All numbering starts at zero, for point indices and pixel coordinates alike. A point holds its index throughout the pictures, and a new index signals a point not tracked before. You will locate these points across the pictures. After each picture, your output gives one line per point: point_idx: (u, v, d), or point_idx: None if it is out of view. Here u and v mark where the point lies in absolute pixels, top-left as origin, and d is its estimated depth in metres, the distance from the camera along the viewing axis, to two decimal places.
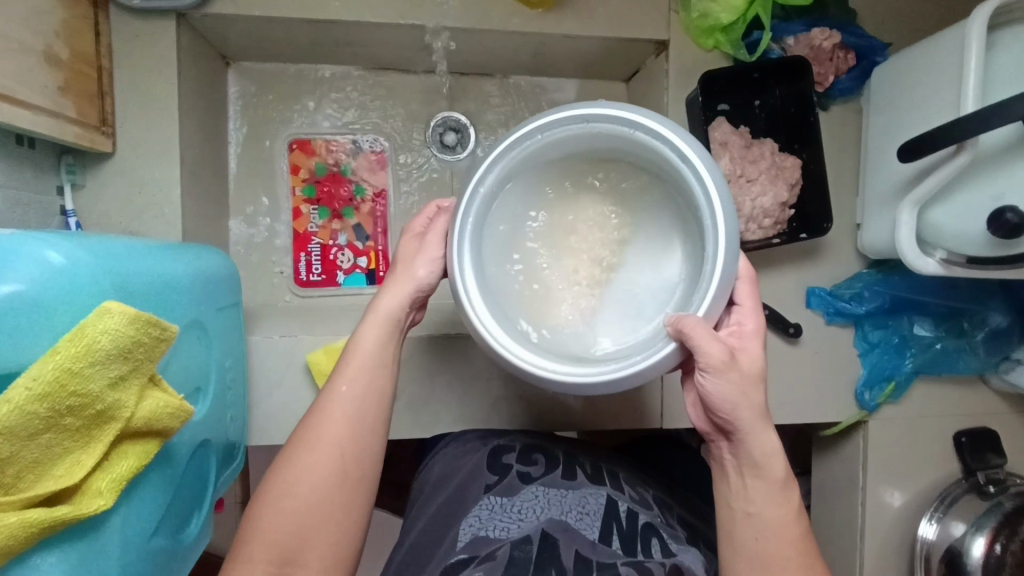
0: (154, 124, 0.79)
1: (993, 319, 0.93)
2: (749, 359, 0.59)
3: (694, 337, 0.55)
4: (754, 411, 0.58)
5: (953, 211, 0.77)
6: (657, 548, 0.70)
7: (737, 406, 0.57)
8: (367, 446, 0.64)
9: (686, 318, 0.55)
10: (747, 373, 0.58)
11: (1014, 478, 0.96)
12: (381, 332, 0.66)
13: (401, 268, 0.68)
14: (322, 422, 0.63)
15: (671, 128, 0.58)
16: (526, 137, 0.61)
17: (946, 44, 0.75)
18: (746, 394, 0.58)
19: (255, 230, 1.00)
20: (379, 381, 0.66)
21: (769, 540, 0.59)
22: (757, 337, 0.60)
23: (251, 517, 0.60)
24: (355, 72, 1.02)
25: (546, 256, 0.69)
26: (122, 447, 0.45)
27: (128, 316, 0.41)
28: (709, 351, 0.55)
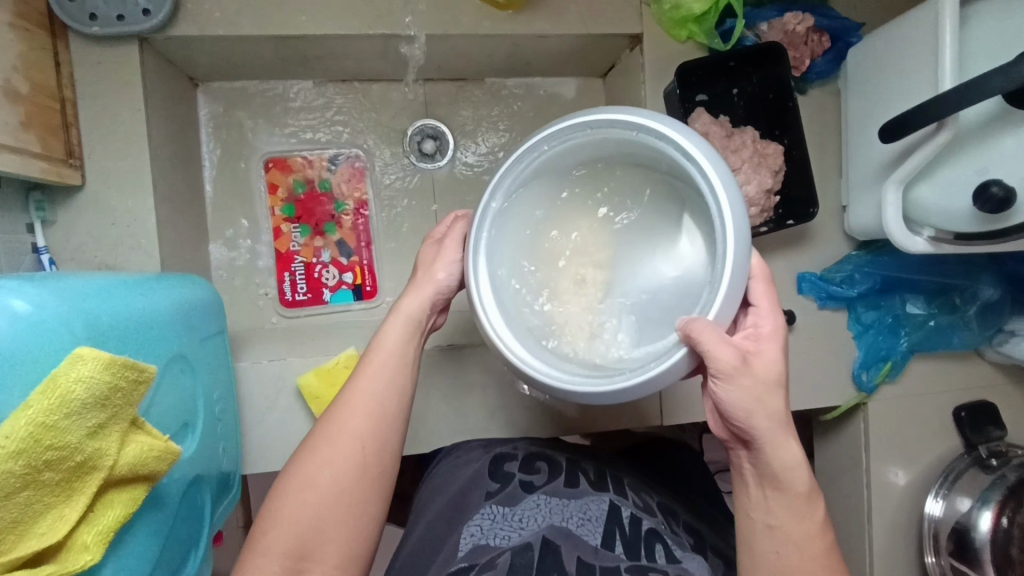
0: (122, 153, 0.77)
1: (984, 293, 0.93)
2: (764, 363, 0.58)
3: (704, 342, 0.55)
4: (770, 418, 0.58)
5: (936, 190, 0.77)
6: (660, 555, 0.70)
7: (751, 413, 0.57)
8: (386, 443, 0.67)
9: (695, 322, 0.55)
10: (762, 378, 0.58)
11: (1016, 448, 0.96)
12: (403, 330, 0.71)
13: (422, 270, 0.74)
14: (344, 418, 0.66)
15: (674, 128, 0.58)
16: (532, 148, 0.63)
17: (921, 20, 0.75)
18: (760, 399, 0.58)
19: (237, 253, 0.98)
20: (401, 377, 0.69)
21: (792, 553, 0.59)
22: (771, 340, 0.60)
23: (271, 506, 0.64)
24: (327, 85, 1.00)
25: (563, 264, 0.71)
26: (107, 497, 0.43)
27: (102, 362, 0.39)
28: (719, 355, 0.55)
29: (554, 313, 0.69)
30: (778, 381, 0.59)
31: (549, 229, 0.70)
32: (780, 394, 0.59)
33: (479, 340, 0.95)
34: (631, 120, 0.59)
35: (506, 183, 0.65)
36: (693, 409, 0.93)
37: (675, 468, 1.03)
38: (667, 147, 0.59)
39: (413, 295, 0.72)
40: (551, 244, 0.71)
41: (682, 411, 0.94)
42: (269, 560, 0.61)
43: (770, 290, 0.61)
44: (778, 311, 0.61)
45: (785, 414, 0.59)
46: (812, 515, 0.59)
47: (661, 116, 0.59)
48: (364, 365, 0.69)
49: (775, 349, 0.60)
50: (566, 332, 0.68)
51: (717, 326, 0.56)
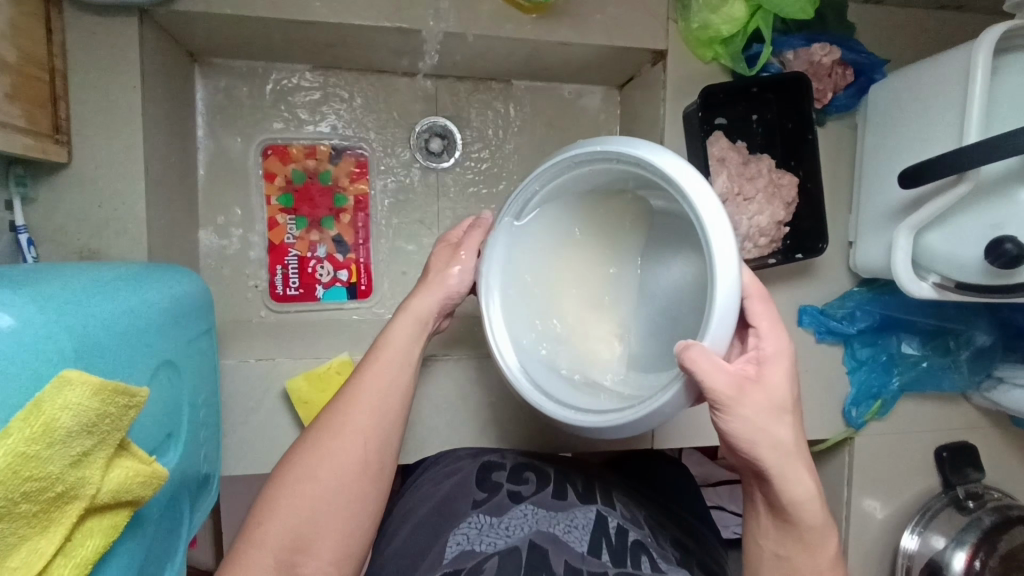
0: (114, 131, 0.72)
1: (978, 338, 0.93)
2: (766, 390, 0.55)
3: (702, 373, 0.52)
4: (775, 446, 0.55)
5: (948, 238, 0.76)
6: (647, 563, 0.66)
7: (756, 443, 0.55)
8: (388, 440, 0.65)
9: (694, 347, 0.52)
10: (765, 405, 0.55)
11: (991, 491, 0.98)
12: (411, 330, 0.69)
13: (434, 274, 0.71)
14: (348, 412, 0.64)
15: (650, 152, 0.57)
16: (526, 189, 0.66)
17: (949, 68, 0.74)
18: (765, 426, 0.55)
19: (228, 242, 0.93)
20: (405, 376, 0.68)
21: None
22: (773, 364, 0.57)
23: (267, 499, 0.61)
24: (334, 73, 0.96)
25: (585, 290, 0.72)
26: (88, 525, 0.41)
27: (91, 388, 0.38)
28: (721, 386, 0.52)
29: (584, 337, 0.71)
30: (783, 407, 0.56)
31: (568, 255, 0.72)
32: (786, 420, 0.56)
33: (474, 350, 0.92)
34: (605, 150, 0.59)
35: (509, 226, 0.68)
36: (683, 435, 0.93)
37: (661, 484, 1.02)
38: (651, 170, 0.58)
39: (425, 297, 0.70)
40: (573, 269, 0.72)
41: (672, 435, 0.93)
42: (263, 554, 0.58)
43: (767, 309, 0.58)
44: (780, 331, 0.58)
45: (793, 442, 0.56)
46: (819, 555, 0.59)
47: (641, 140, 0.58)
48: (368, 362, 0.68)
49: (777, 371, 0.57)
50: (598, 355, 0.70)
51: (716, 355, 0.53)
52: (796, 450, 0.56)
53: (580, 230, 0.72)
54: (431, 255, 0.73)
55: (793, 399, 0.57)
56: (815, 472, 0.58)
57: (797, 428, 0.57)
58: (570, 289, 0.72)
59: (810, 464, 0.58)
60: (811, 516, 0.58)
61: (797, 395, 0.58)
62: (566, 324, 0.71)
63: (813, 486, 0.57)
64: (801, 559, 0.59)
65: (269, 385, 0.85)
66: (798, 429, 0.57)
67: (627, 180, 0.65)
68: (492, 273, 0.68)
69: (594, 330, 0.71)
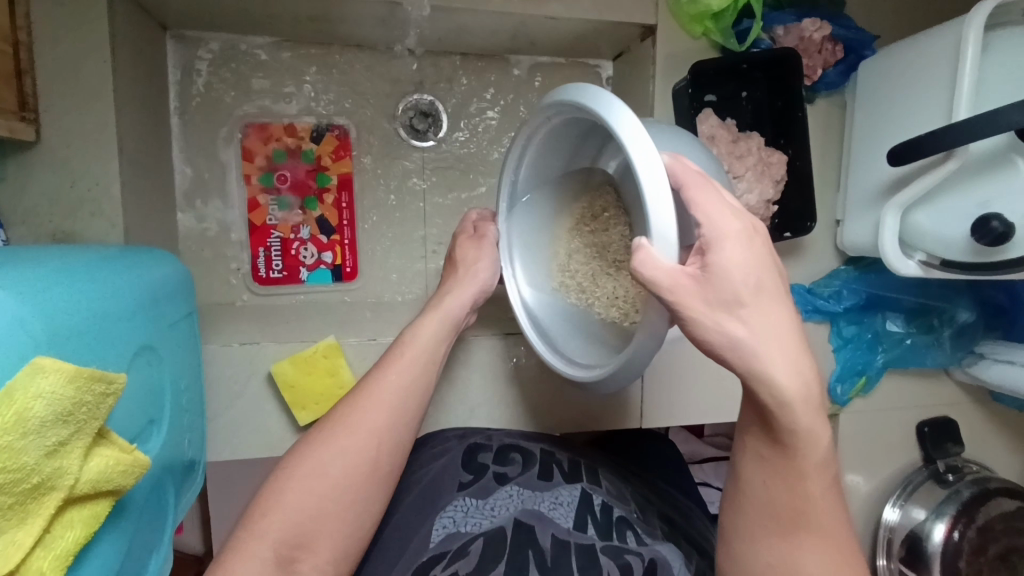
0: (84, 108, 0.69)
1: (959, 316, 0.94)
2: (726, 280, 0.48)
3: (647, 278, 0.48)
4: (727, 344, 0.49)
5: (935, 217, 0.76)
6: (632, 538, 0.67)
7: (725, 345, 0.49)
8: (402, 440, 0.66)
9: (641, 244, 0.48)
10: (725, 298, 0.48)
11: (970, 464, 1.01)
12: (439, 329, 0.71)
13: (462, 269, 0.74)
14: (363, 408, 0.65)
15: (562, 97, 0.58)
16: (511, 172, 0.71)
17: (940, 43, 0.73)
18: (715, 324, 0.48)
19: (207, 224, 0.91)
20: (426, 376, 0.69)
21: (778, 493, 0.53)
22: (734, 246, 0.49)
23: (271, 493, 0.60)
24: (316, 48, 0.93)
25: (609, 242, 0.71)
26: (67, 516, 0.40)
27: (65, 375, 0.36)
28: (665, 287, 0.47)
29: (617, 295, 0.70)
30: (738, 298, 0.48)
31: (576, 218, 0.75)
32: (742, 313, 0.48)
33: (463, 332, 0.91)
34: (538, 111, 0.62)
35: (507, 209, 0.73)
36: (669, 413, 0.93)
37: (649, 461, 1.03)
38: (572, 107, 0.58)
39: (458, 295, 0.73)
40: (589, 234, 0.74)
41: (660, 414, 0.94)
42: (262, 545, 0.56)
43: (708, 190, 0.50)
44: (729, 212, 0.49)
45: (763, 338, 0.48)
46: (811, 484, 0.52)
47: (562, 85, 0.58)
48: (390, 358, 0.69)
49: (730, 257, 0.48)
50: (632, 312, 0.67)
51: (672, 259, 0.48)
52: (763, 347, 0.48)
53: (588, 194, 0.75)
54: (456, 247, 0.75)
55: (762, 282, 0.49)
56: (802, 368, 0.49)
57: (774, 316, 0.49)
58: (588, 251, 0.74)
59: (798, 360, 0.49)
60: (810, 457, 0.52)
61: (768, 278, 0.49)
62: (596, 286, 0.72)
63: (803, 393, 0.50)
64: (790, 475, 0.53)
65: (252, 369, 0.84)
66: (770, 322, 0.49)
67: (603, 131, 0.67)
68: (505, 254, 0.74)
69: (625, 283, 0.70)
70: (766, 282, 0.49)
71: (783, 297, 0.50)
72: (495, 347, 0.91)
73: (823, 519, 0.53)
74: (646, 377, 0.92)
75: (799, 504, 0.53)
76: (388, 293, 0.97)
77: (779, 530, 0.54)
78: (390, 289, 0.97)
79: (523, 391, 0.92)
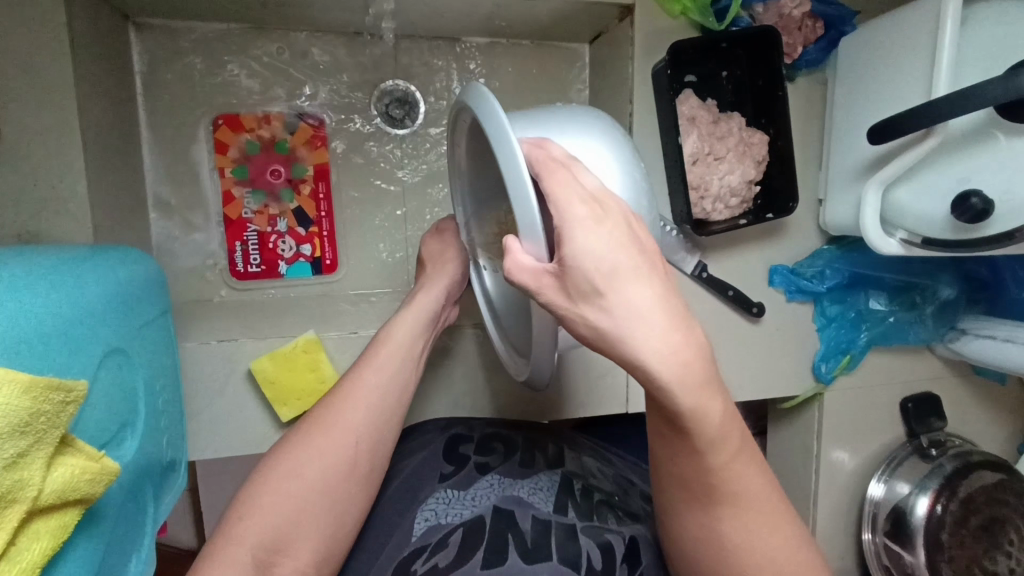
0: (43, 105, 0.67)
1: (942, 292, 0.95)
2: (578, 268, 0.46)
3: (514, 279, 0.47)
4: (594, 334, 0.47)
5: (915, 195, 0.76)
6: (613, 520, 0.67)
7: (595, 335, 0.47)
8: (382, 436, 0.66)
9: (507, 243, 0.48)
10: (584, 288, 0.46)
11: (952, 438, 1.02)
12: (415, 324, 0.72)
13: (432, 265, 0.77)
14: (341, 406, 0.65)
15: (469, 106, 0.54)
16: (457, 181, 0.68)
17: (919, 18, 0.72)
18: (578, 316, 0.47)
19: (181, 220, 0.89)
20: (405, 371, 0.69)
21: (684, 465, 0.52)
22: (583, 230, 0.46)
23: (249, 494, 0.59)
24: (286, 36, 0.91)
25: None
26: (32, 528, 0.39)
27: (20, 385, 0.35)
28: (530, 286, 0.47)
29: None
30: (593, 286, 0.46)
31: None
32: (602, 301, 0.46)
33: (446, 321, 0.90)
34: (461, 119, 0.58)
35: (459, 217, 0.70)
36: None
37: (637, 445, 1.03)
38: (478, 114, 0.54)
39: (428, 291, 0.74)
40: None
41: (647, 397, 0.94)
42: (240, 549, 0.56)
43: (558, 175, 0.47)
44: (575, 195, 0.47)
45: (626, 323, 0.45)
46: (723, 455, 0.51)
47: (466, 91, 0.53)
48: (369, 355, 0.69)
49: (578, 243, 0.46)
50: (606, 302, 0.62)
51: (540, 257, 0.47)
52: (628, 331, 0.45)
53: None
54: (423, 247, 0.78)
55: (619, 264, 0.46)
56: (677, 344, 0.46)
57: (636, 296, 0.46)
58: None
59: (670, 335, 0.45)
60: (710, 433, 0.49)
61: (626, 256, 0.46)
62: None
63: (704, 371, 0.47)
64: (690, 451, 0.51)
65: (233, 366, 0.83)
66: (636, 303, 0.46)
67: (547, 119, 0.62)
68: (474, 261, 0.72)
69: None
70: (621, 262, 0.46)
71: (649, 272, 0.47)
72: (480, 336, 0.90)
73: (754, 487, 0.53)
74: None
75: (744, 473, 0.52)
76: (370, 285, 0.96)
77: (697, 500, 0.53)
78: (371, 281, 0.96)
79: (510, 379, 0.92)
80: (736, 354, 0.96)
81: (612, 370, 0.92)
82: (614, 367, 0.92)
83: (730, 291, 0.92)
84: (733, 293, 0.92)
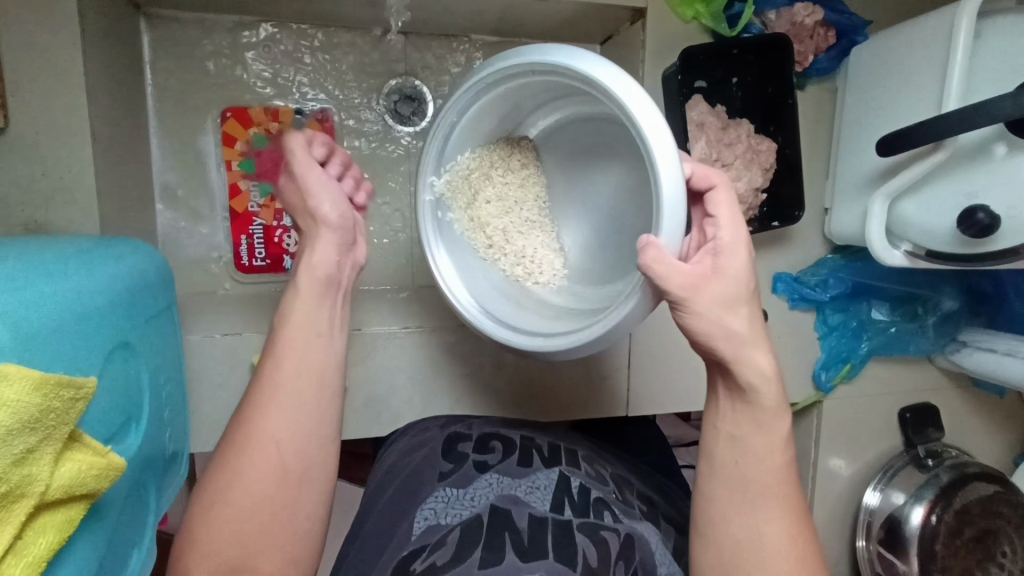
0: (53, 94, 0.66)
1: (945, 304, 0.95)
2: (726, 278, 0.53)
3: (660, 273, 0.50)
4: (711, 334, 0.53)
5: (922, 206, 0.76)
6: (609, 515, 0.67)
7: (712, 336, 0.53)
8: (314, 431, 0.57)
9: (652, 238, 0.51)
10: (722, 296, 0.53)
11: (949, 449, 1.03)
12: (315, 286, 0.60)
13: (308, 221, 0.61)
14: (256, 412, 0.56)
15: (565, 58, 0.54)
16: (446, 118, 0.65)
17: (932, 32, 0.72)
18: (705, 316, 0.53)
19: (187, 212, 0.89)
20: (322, 349, 0.59)
21: (749, 466, 0.56)
22: (734, 250, 0.54)
23: (195, 517, 0.54)
24: (297, 29, 0.91)
25: (518, 194, 0.75)
26: (38, 522, 0.39)
27: (32, 382, 0.36)
28: (675, 281, 0.51)
29: (527, 255, 0.74)
30: (735, 298, 0.53)
31: (496, 164, 0.74)
32: (733, 311, 0.54)
33: (449, 321, 0.90)
34: (521, 62, 0.57)
35: (430, 164, 0.68)
36: (656, 399, 0.94)
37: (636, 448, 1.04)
38: (561, 74, 0.56)
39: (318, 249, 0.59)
40: (506, 184, 0.74)
41: (648, 400, 0.94)
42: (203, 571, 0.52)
43: (730, 200, 0.56)
44: (736, 224, 0.55)
45: (746, 333, 0.54)
46: (776, 459, 0.56)
47: (561, 47, 0.55)
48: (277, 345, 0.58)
49: (733, 261, 0.54)
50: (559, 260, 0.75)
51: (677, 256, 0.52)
52: (747, 341, 0.54)
53: (501, 147, 0.74)
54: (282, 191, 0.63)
55: (751, 288, 0.55)
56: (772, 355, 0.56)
57: (754, 316, 0.55)
58: (501, 205, 0.74)
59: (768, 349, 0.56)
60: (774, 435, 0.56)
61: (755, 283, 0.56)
62: (519, 238, 0.74)
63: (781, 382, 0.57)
64: (758, 451, 0.56)
65: (236, 360, 0.83)
66: (754, 320, 0.55)
67: (549, 92, 0.68)
68: (427, 216, 0.68)
69: (536, 245, 0.74)
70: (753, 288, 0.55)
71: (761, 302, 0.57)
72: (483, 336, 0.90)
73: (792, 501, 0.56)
74: (633, 366, 0.93)
75: (775, 486, 0.56)
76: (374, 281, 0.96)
77: (747, 504, 0.55)
78: (375, 277, 0.96)
79: (511, 380, 0.92)
80: None
81: (614, 372, 0.92)
82: (615, 369, 0.93)
83: None
84: None
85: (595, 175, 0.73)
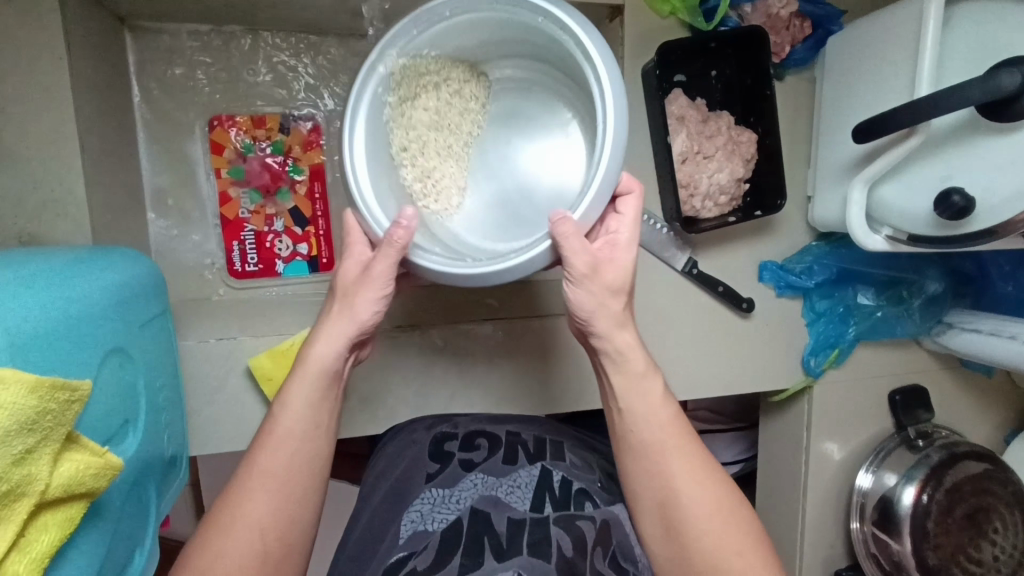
0: (41, 109, 0.68)
1: (929, 286, 0.97)
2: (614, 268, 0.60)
3: (563, 243, 0.57)
4: (589, 313, 0.61)
5: (903, 190, 0.77)
6: (589, 506, 0.69)
7: (592, 313, 0.60)
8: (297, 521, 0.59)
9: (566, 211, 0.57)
10: (609, 283, 0.60)
11: (938, 429, 1.04)
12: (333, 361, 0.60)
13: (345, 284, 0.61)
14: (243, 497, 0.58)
15: (580, 24, 0.59)
16: (433, 14, 0.63)
17: (903, 19, 0.74)
18: (591, 296, 0.60)
19: (178, 220, 0.91)
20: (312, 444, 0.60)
21: (649, 432, 0.62)
22: (627, 249, 0.61)
23: None
24: (280, 37, 0.92)
25: (453, 119, 0.73)
26: (40, 521, 0.40)
27: (27, 385, 0.37)
28: (574, 253, 0.57)
29: (431, 175, 0.72)
30: (619, 288, 0.61)
31: (450, 78, 0.72)
32: (615, 298, 0.61)
33: (440, 319, 0.92)
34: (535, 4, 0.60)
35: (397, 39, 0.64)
36: None
37: None
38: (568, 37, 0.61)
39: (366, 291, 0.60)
40: (445, 103, 0.73)
41: None
42: None
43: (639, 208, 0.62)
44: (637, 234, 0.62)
45: (623, 318, 0.62)
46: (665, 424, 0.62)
47: (578, 15, 0.60)
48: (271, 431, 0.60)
49: (627, 260, 0.61)
50: (453, 201, 0.73)
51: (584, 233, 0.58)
52: (624, 326, 0.62)
53: (461, 70, 0.73)
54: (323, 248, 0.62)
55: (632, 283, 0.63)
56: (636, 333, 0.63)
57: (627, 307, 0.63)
58: (432, 123, 0.72)
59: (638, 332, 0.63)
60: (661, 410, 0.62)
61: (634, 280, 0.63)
62: (434, 158, 0.72)
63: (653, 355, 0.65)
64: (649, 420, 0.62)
65: (231, 364, 0.84)
66: (627, 311, 0.63)
67: (527, 48, 0.71)
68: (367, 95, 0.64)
69: (445, 173, 0.73)
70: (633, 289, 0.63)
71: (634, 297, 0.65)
72: (474, 333, 0.92)
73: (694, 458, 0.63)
74: None
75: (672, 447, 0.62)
76: None
77: (655, 469, 0.61)
78: None
79: (504, 375, 0.94)
80: (727, 348, 0.98)
81: None
82: None
83: (721, 288, 0.93)
84: (723, 290, 0.94)
85: (525, 141, 0.76)
